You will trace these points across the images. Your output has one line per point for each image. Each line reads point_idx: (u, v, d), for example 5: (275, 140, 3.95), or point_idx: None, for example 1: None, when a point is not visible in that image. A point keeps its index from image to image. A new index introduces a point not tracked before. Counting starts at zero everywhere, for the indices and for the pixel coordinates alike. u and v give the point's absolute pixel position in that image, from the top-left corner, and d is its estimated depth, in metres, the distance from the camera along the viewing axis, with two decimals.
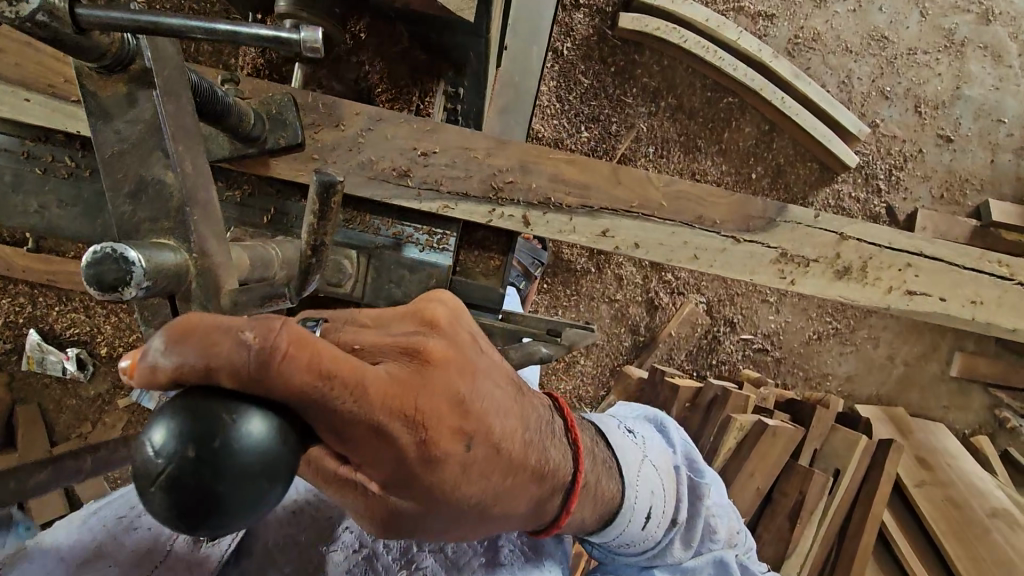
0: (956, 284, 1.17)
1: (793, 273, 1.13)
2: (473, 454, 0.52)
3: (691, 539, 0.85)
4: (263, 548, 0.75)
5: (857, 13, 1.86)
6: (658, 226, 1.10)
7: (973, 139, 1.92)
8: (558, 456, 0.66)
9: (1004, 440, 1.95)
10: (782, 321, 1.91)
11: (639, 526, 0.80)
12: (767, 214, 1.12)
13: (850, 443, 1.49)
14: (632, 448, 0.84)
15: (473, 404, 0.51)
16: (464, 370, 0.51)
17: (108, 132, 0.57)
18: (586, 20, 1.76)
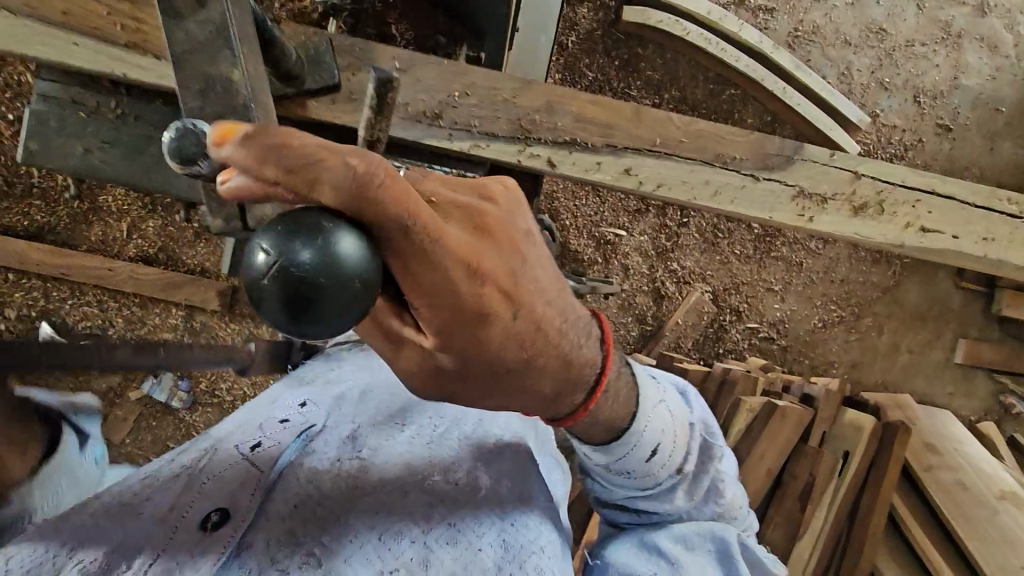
0: (968, 221, 1.16)
1: (810, 210, 1.13)
2: (514, 325, 0.56)
3: (695, 491, 0.87)
4: (262, 542, 0.66)
5: (855, 6, 1.89)
6: (677, 164, 1.11)
7: (972, 129, 1.95)
8: (591, 352, 0.67)
9: (1011, 426, 1.99)
10: (787, 309, 1.93)
11: (644, 457, 0.80)
12: (785, 151, 1.12)
13: (858, 427, 1.50)
14: (654, 388, 0.84)
15: (518, 277, 0.55)
16: (511, 243, 0.55)
17: (178, 30, 0.67)
18: (590, 14, 1.79)
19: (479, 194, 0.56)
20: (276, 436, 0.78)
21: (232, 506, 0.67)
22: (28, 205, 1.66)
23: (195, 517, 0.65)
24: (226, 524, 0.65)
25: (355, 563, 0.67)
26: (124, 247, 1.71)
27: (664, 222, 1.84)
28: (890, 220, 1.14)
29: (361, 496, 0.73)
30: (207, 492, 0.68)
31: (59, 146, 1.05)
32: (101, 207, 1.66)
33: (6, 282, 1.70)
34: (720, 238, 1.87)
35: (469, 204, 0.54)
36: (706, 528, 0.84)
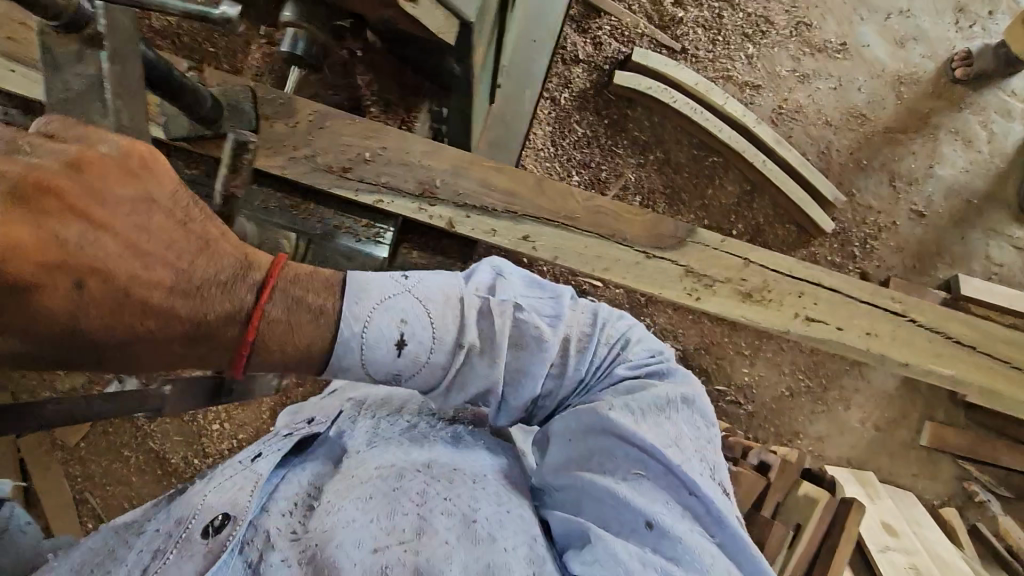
0: (852, 315, 1.29)
1: (698, 291, 1.25)
2: (93, 283, 0.71)
3: (491, 351, 0.83)
4: (269, 532, 0.82)
5: (837, 90, 1.99)
6: (578, 235, 1.22)
7: (944, 217, 2.02)
8: (229, 301, 0.76)
9: (973, 515, 1.97)
10: (756, 374, 1.94)
11: (391, 354, 0.81)
12: (679, 234, 1.25)
13: (812, 499, 1.49)
14: (386, 285, 0.83)
15: (75, 239, 0.71)
16: (95, 209, 0.73)
17: (60, 82, 0.80)
18: (584, 74, 1.88)
19: (65, 155, 0.73)
20: (275, 449, 0.93)
21: (231, 509, 0.82)
22: None
23: (203, 522, 0.82)
24: (227, 525, 0.80)
25: (347, 547, 0.77)
26: None
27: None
28: (779, 307, 1.26)
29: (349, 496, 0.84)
30: (212, 499, 0.84)
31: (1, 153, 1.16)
32: None
33: None
34: None
35: (53, 168, 0.72)
36: (579, 420, 0.85)
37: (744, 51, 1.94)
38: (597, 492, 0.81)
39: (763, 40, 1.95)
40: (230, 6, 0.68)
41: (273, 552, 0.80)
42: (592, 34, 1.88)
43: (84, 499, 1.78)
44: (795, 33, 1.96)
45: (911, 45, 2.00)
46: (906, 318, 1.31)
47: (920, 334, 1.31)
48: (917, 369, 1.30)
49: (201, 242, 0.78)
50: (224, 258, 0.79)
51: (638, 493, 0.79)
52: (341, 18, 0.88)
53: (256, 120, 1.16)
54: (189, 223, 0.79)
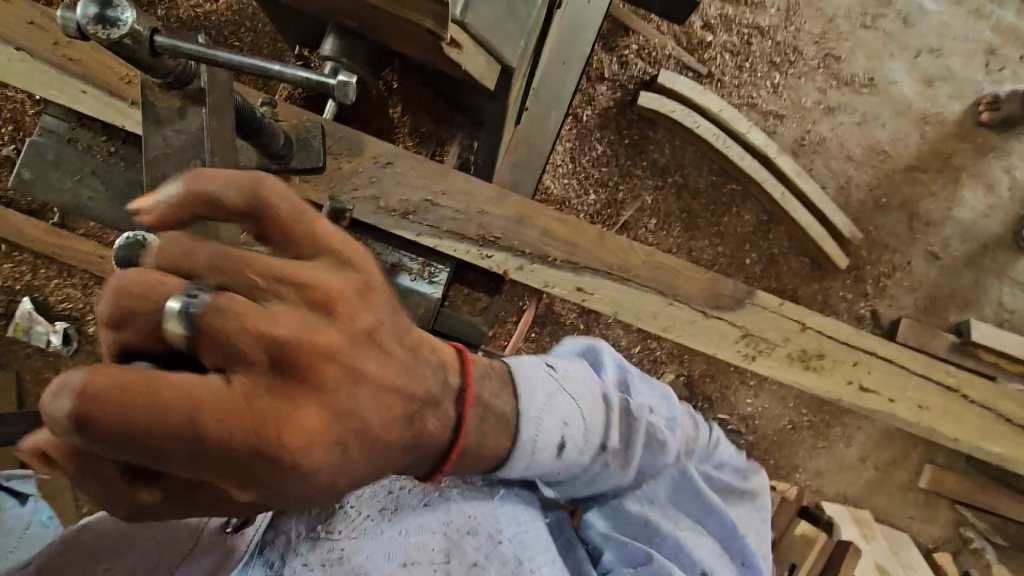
0: (900, 385, 1.36)
1: (754, 352, 1.31)
2: (354, 441, 0.63)
3: (627, 460, 0.94)
4: (289, 535, 0.85)
5: (862, 126, 1.97)
6: (643, 296, 1.27)
7: (960, 260, 2.00)
8: (438, 423, 0.75)
9: (966, 560, 1.98)
10: (759, 406, 1.94)
11: (555, 454, 0.86)
12: (737, 299, 1.31)
13: (808, 539, 1.48)
14: (548, 382, 0.89)
15: (347, 403, 0.61)
16: (360, 356, 0.62)
17: (158, 134, 0.75)
18: (608, 93, 1.86)
19: (321, 294, 0.59)
20: None
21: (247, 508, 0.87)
22: None
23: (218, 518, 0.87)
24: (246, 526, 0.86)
25: (378, 558, 0.85)
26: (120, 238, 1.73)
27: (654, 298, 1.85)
28: (830, 374, 1.33)
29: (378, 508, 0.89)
30: None
31: (56, 176, 1.19)
32: None
33: None
34: None
35: (309, 320, 0.58)
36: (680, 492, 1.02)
37: (770, 80, 1.92)
38: (666, 540, 0.99)
39: (790, 70, 1.93)
40: (347, 78, 0.66)
41: (294, 556, 0.84)
42: (619, 53, 1.86)
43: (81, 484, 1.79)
44: (822, 65, 1.94)
45: (939, 85, 1.99)
46: (954, 391, 1.37)
47: (959, 407, 1.38)
48: (963, 443, 1.37)
49: (411, 356, 0.70)
50: (426, 369, 0.73)
51: (696, 550, 0.99)
52: (381, 47, 0.94)
53: (323, 158, 1.09)
54: (399, 335, 0.69)
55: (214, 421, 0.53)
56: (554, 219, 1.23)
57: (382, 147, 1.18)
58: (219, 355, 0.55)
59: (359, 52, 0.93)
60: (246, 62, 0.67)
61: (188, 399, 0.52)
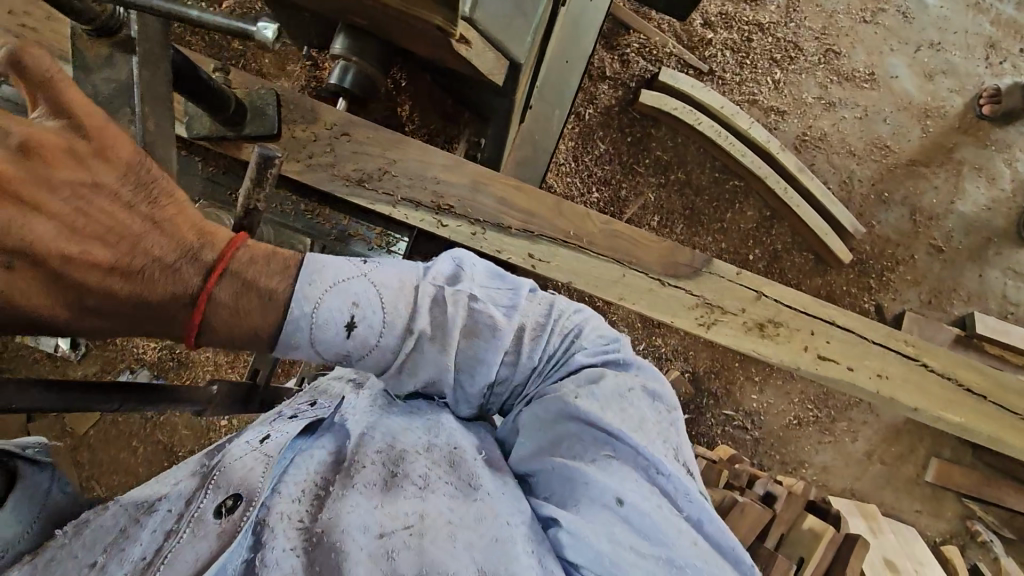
0: (863, 355, 1.26)
1: (710, 320, 1.23)
2: (25, 265, 0.63)
3: (443, 342, 0.76)
4: (275, 518, 0.72)
5: (863, 121, 1.98)
6: (598, 262, 1.20)
7: (963, 253, 2.01)
8: (168, 281, 0.69)
9: (975, 553, 1.96)
10: (764, 401, 1.94)
11: (338, 334, 0.74)
12: (694, 265, 1.23)
13: (816, 533, 1.47)
14: (341, 266, 0.76)
15: (22, 227, 0.63)
16: (51, 199, 0.65)
17: (88, 81, 0.79)
18: (610, 91, 1.87)
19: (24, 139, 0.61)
20: (285, 429, 0.81)
21: (240, 490, 0.72)
22: None
23: (215, 502, 0.72)
24: (239, 507, 0.70)
25: (352, 532, 0.71)
26: None
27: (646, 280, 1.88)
28: (789, 343, 1.24)
29: (356, 483, 0.76)
30: (220, 482, 0.74)
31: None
32: None
33: None
34: None
35: None
36: (540, 408, 0.80)
37: (771, 76, 1.93)
38: (564, 474, 0.76)
39: (791, 66, 1.93)
40: (259, 24, 0.68)
41: (274, 540, 0.70)
42: (620, 52, 1.87)
43: (90, 488, 1.79)
44: (823, 61, 1.95)
45: (940, 79, 1.99)
46: (919, 362, 1.28)
47: (934, 380, 1.28)
48: (928, 415, 1.27)
49: (149, 223, 0.70)
50: (169, 238, 0.70)
51: (605, 473, 0.73)
52: (389, 48, 0.96)
53: (279, 126, 1.14)
54: (137, 203, 0.70)
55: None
56: (510, 186, 1.19)
57: (340, 115, 1.16)
58: None
59: (369, 53, 0.94)
60: (172, 6, 0.69)
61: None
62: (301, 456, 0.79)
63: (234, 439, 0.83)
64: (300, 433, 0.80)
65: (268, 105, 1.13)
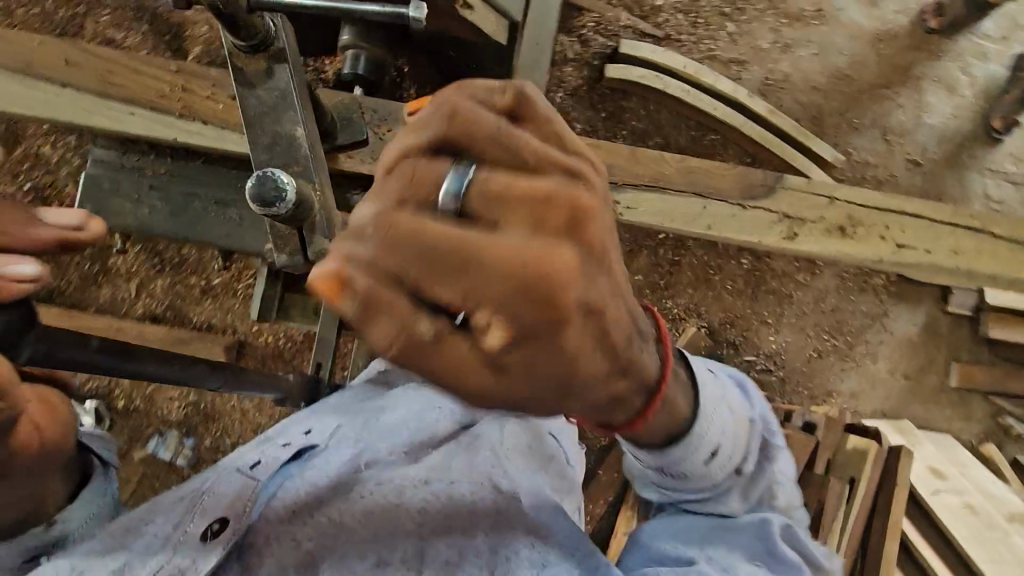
0: (936, 235, 1.19)
1: (797, 231, 1.18)
2: (574, 325, 0.54)
3: (749, 493, 1.01)
4: (263, 540, 0.98)
5: (819, 56, 2.04)
6: (681, 198, 1.18)
7: (940, 162, 2.08)
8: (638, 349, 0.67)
9: (1012, 448, 2.01)
10: (782, 341, 1.99)
11: (703, 459, 0.94)
12: (767, 183, 1.19)
13: (860, 451, 1.51)
14: (713, 384, 0.96)
15: (585, 272, 0.53)
16: (606, 237, 0.55)
17: (252, 96, 0.95)
18: (575, 72, 1.92)
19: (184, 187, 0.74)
20: (275, 459, 1.07)
21: (223, 520, 0.94)
22: None
23: (200, 530, 0.93)
24: (223, 531, 0.93)
25: (347, 561, 0.97)
26: (133, 305, 1.81)
27: (643, 243, 1.93)
28: (865, 239, 1.18)
29: (347, 516, 1.02)
30: (202, 512, 0.95)
31: (117, 202, 1.28)
32: (111, 269, 1.79)
33: None
34: (711, 275, 1.96)
35: (565, 186, 0.51)
36: (745, 539, 0.98)
37: (725, 30, 1.99)
38: (718, 535, 1.00)
39: (742, 17, 1.99)
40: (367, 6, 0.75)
41: (266, 556, 0.97)
42: (578, 33, 1.92)
43: None
44: (771, 6, 2.01)
45: (883, 3, 2.06)
46: (980, 230, 1.20)
47: (1004, 245, 1.20)
48: (997, 279, 1.20)
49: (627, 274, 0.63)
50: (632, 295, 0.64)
51: (750, 565, 0.95)
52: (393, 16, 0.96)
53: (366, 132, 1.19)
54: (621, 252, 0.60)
55: (486, 271, 0.48)
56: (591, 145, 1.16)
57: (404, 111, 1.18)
58: (523, 206, 0.50)
59: (375, 39, 1.15)
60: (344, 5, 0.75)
61: (456, 249, 0.48)
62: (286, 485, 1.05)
63: (222, 467, 1.05)
64: (284, 463, 1.07)
65: (297, 123, 0.95)
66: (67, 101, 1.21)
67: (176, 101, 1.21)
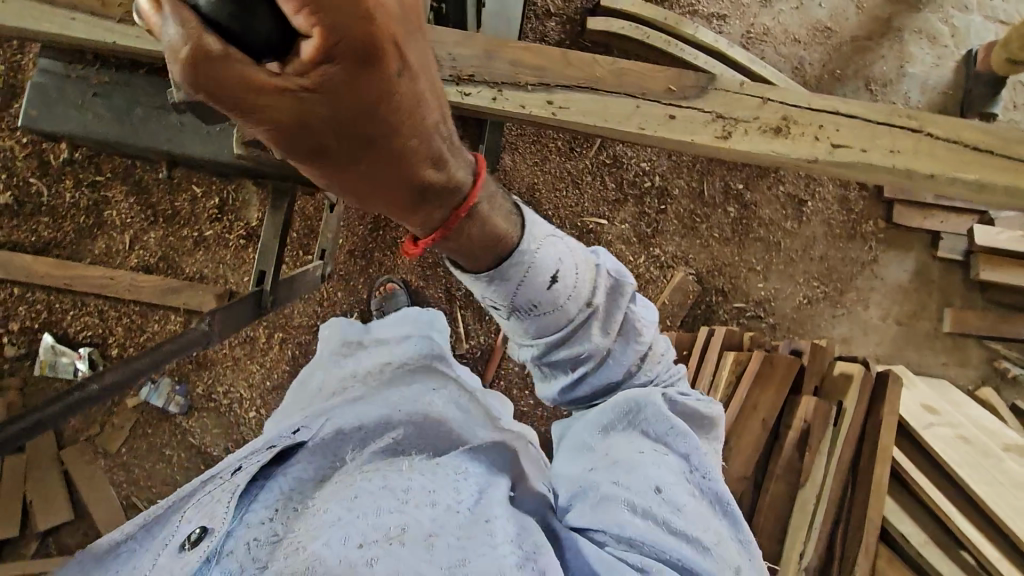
0: (873, 134, 0.98)
1: (731, 131, 0.98)
2: (371, 94, 0.47)
3: (610, 326, 0.75)
4: (245, 546, 0.63)
5: (800, 10, 2.07)
6: (611, 99, 0.96)
7: (924, 111, 2.09)
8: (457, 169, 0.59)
9: (1010, 393, 1.98)
10: (771, 288, 1.99)
11: (543, 285, 0.68)
12: (699, 83, 0.98)
13: (848, 376, 1.51)
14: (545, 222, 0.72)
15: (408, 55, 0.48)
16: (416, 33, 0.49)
17: None
18: (558, 27, 1.96)
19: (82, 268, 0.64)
20: (256, 456, 0.75)
21: (207, 520, 0.64)
22: (36, 221, 1.80)
23: (179, 540, 0.64)
24: (205, 534, 0.62)
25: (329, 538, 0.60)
26: (127, 257, 1.83)
27: (629, 192, 1.94)
28: (796, 141, 0.98)
29: (328, 496, 0.68)
30: (191, 519, 0.66)
31: (62, 109, 1.02)
32: (106, 221, 1.80)
33: (11, 297, 1.80)
34: (698, 223, 1.96)
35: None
36: (630, 409, 0.78)
37: None
38: (627, 457, 0.76)
39: None
40: None
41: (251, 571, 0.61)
42: None
43: (132, 504, 1.80)
44: None
45: None
46: (923, 132, 0.99)
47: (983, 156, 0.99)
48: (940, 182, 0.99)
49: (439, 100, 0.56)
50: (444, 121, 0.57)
51: (660, 465, 0.75)
52: None
53: None
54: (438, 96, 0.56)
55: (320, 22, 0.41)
56: (520, 47, 0.95)
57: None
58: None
59: None
60: None
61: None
62: (274, 480, 0.72)
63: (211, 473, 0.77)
64: (268, 462, 0.73)
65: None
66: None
67: (115, 3, 0.88)
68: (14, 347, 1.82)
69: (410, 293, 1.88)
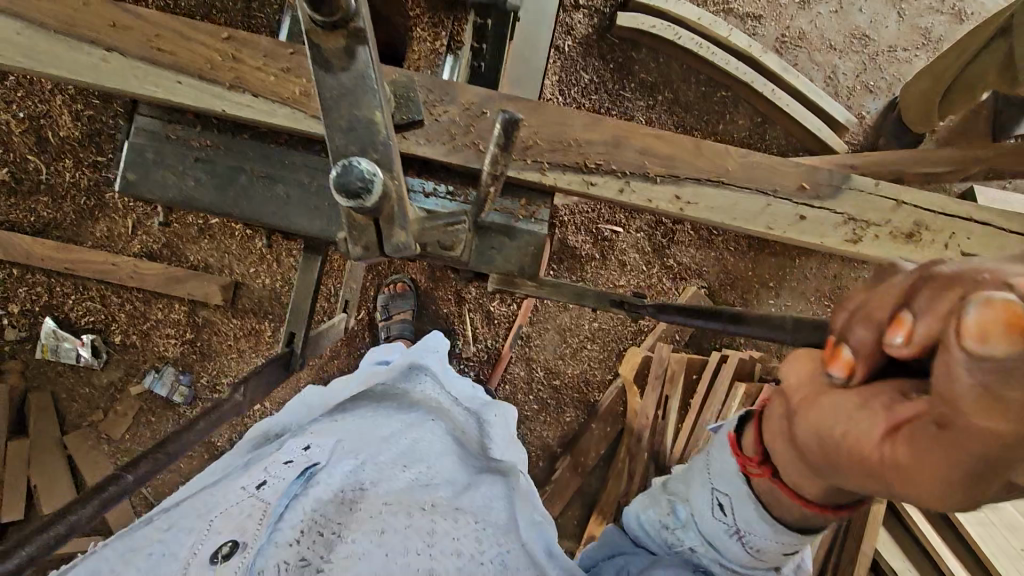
0: (1003, 245, 0.99)
1: (862, 236, 0.97)
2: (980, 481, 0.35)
3: None
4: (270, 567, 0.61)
5: (839, 14, 1.97)
6: (743, 195, 0.95)
7: None
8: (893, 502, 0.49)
9: None
10: (782, 305, 1.98)
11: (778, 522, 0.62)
12: (834, 181, 0.96)
13: None
14: None
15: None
16: None
17: (328, 80, 0.60)
18: (586, 19, 1.87)
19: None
20: (281, 475, 0.72)
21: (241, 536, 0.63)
22: (35, 202, 1.73)
23: (205, 553, 0.62)
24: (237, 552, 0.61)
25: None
26: (130, 243, 1.78)
27: None
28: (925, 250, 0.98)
29: (359, 527, 0.66)
30: (218, 528, 0.64)
31: (159, 175, 0.95)
32: (108, 205, 1.73)
33: (10, 277, 1.76)
34: (715, 235, 1.93)
35: None
36: None
37: None
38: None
39: None
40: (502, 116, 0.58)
41: None
42: None
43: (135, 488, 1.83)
44: None
45: None
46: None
47: None
48: None
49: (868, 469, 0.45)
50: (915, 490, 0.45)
51: None
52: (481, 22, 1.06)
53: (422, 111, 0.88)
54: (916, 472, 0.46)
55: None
56: (650, 134, 0.94)
57: (474, 91, 0.91)
58: None
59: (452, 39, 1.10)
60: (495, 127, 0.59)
61: None
62: (297, 498, 0.68)
63: (227, 483, 0.74)
64: (295, 478, 0.72)
65: (379, 107, 0.61)
66: (93, 65, 0.87)
67: (225, 67, 0.90)
68: (14, 329, 1.79)
69: (418, 294, 1.86)
